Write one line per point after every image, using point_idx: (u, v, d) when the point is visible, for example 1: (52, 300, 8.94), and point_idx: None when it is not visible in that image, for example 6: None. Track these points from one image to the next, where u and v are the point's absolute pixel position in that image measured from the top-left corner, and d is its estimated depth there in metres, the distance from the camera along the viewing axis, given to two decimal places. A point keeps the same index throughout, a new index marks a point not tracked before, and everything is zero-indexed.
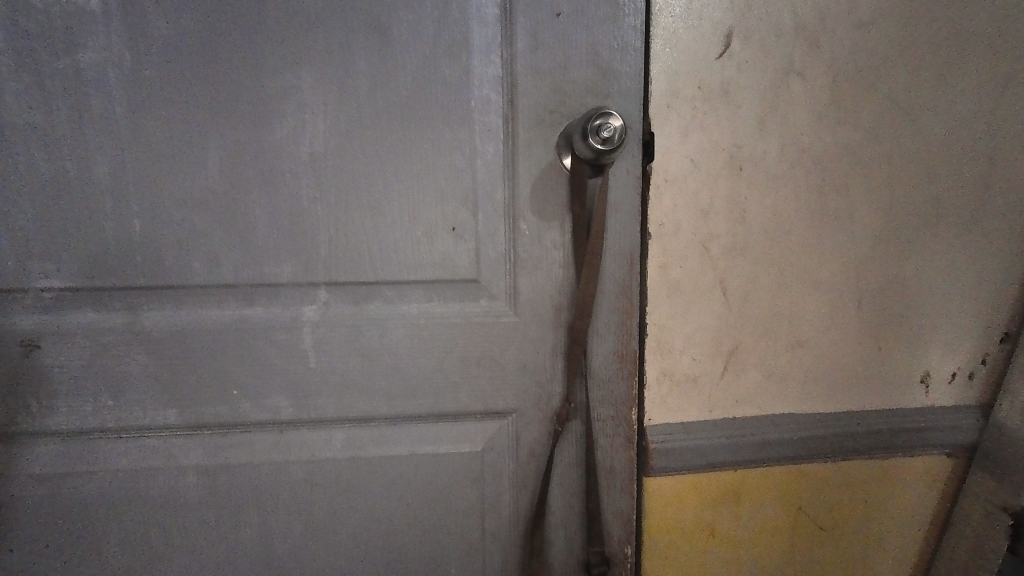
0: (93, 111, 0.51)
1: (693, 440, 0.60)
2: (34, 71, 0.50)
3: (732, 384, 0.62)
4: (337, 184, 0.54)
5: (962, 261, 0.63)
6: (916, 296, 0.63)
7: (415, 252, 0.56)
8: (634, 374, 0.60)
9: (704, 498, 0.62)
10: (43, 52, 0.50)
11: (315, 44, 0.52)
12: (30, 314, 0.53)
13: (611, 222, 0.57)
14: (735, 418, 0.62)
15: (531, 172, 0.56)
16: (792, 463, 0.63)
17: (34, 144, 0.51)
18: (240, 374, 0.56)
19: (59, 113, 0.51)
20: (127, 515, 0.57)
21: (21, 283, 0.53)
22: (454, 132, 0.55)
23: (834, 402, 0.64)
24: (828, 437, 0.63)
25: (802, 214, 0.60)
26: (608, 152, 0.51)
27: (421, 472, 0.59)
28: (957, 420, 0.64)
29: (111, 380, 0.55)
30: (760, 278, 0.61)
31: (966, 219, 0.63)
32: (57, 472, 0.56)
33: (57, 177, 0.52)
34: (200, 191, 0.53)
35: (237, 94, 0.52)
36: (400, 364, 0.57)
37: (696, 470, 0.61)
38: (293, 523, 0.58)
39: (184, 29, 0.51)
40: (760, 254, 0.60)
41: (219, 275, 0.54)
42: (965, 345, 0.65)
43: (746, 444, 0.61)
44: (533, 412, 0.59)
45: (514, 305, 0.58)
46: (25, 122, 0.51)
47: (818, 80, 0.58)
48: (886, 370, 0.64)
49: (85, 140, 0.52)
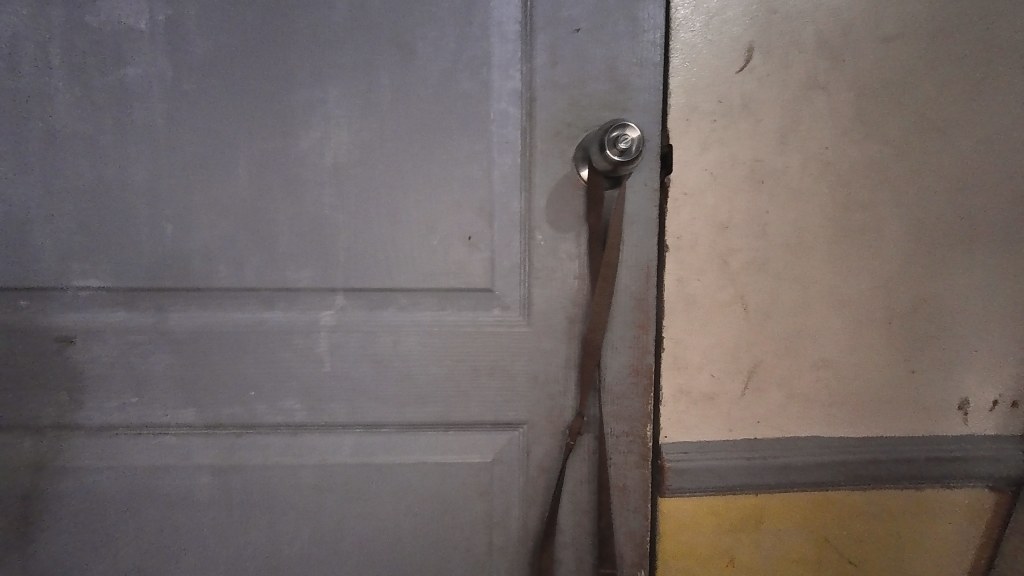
0: (135, 122, 0.55)
1: (710, 461, 0.58)
2: (84, 85, 0.54)
3: (752, 404, 0.59)
4: (357, 193, 0.56)
5: (1001, 281, 0.60)
6: (951, 317, 0.60)
7: (431, 260, 0.57)
8: (649, 390, 0.58)
9: (721, 523, 0.59)
10: (94, 68, 0.54)
11: (342, 60, 0.55)
12: (68, 311, 0.56)
13: (627, 234, 0.56)
14: (756, 439, 0.60)
15: (547, 183, 0.56)
16: (817, 491, 0.60)
17: (80, 152, 0.55)
18: (257, 376, 0.57)
19: (105, 124, 0.54)
20: (143, 512, 0.58)
21: (60, 282, 0.56)
22: (472, 144, 0.56)
23: (863, 427, 0.61)
24: (855, 464, 0.60)
25: (826, 229, 0.58)
26: (625, 163, 0.51)
27: (429, 481, 0.58)
28: (1000, 450, 0.60)
29: (136, 377, 0.57)
30: (782, 294, 0.59)
31: (1005, 237, 0.60)
32: (82, 465, 0.57)
33: (99, 183, 0.55)
34: (229, 198, 0.56)
35: (267, 107, 0.55)
36: (413, 371, 0.57)
37: (713, 492, 0.58)
38: (300, 528, 0.58)
39: (222, 47, 0.54)
40: (782, 270, 0.58)
41: (242, 279, 0.56)
42: (1007, 371, 0.61)
43: (767, 468, 0.59)
44: (544, 424, 0.58)
45: (527, 316, 0.58)
46: (73, 132, 0.54)
47: (842, 94, 0.57)
48: (919, 395, 0.61)
49: (126, 149, 0.55)
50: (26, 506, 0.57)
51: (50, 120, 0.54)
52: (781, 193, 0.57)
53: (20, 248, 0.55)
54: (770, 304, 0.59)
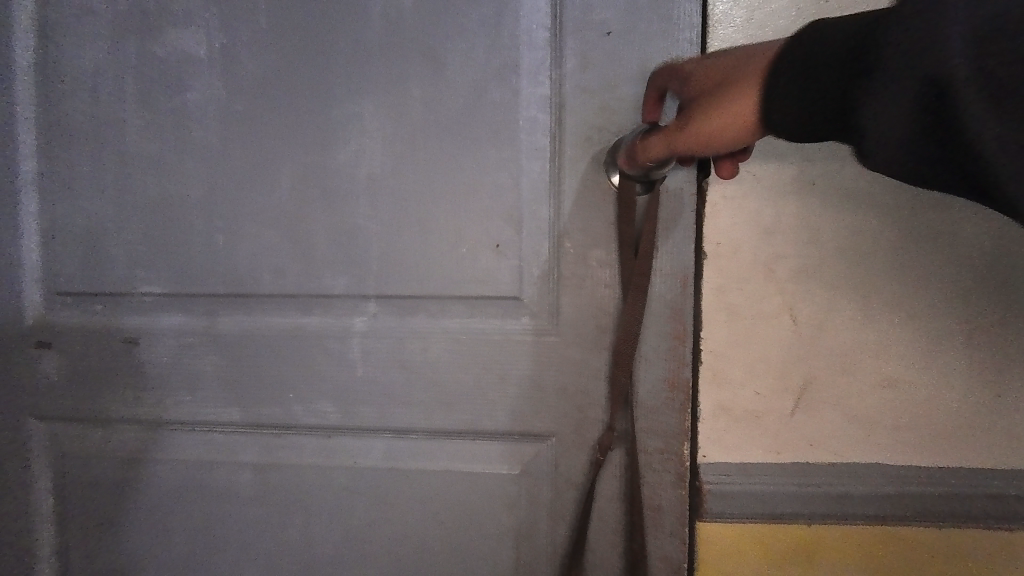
0: (193, 142, 0.59)
1: (755, 485, 0.53)
2: (152, 109, 0.60)
3: (804, 424, 0.54)
4: (390, 202, 0.57)
5: None
6: None
7: (460, 268, 0.57)
8: (687, 405, 0.55)
9: (768, 555, 0.54)
10: (161, 94, 0.59)
11: (377, 75, 0.57)
12: (134, 314, 0.62)
13: (661, 241, 0.54)
14: (807, 463, 0.55)
15: (577, 190, 0.55)
16: (882, 526, 0.53)
17: (147, 170, 0.60)
18: (295, 379, 0.60)
19: (168, 144, 0.60)
20: (194, 504, 0.62)
21: (128, 288, 0.61)
22: (501, 152, 0.56)
23: (936, 455, 0.54)
24: (927, 497, 0.53)
25: (888, 234, 0.53)
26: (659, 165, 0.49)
27: (456, 490, 0.58)
28: None
29: (189, 377, 0.61)
30: (837, 305, 0.54)
31: None
32: (143, 456, 0.62)
33: (162, 198, 0.60)
34: (272, 209, 0.59)
35: (307, 123, 0.58)
36: (441, 378, 0.58)
37: (760, 521, 0.53)
38: (332, 528, 0.60)
39: (269, 69, 0.58)
40: (837, 278, 0.53)
41: (283, 286, 0.59)
42: None
43: (821, 497, 0.53)
44: (574, 438, 0.56)
45: (556, 325, 0.56)
46: (142, 152, 0.60)
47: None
48: (1009, 422, 0.53)
49: (185, 166, 0.60)
50: (97, 491, 0.63)
51: (123, 142, 0.60)
52: (834, 195, 0.53)
53: (97, 257, 0.61)
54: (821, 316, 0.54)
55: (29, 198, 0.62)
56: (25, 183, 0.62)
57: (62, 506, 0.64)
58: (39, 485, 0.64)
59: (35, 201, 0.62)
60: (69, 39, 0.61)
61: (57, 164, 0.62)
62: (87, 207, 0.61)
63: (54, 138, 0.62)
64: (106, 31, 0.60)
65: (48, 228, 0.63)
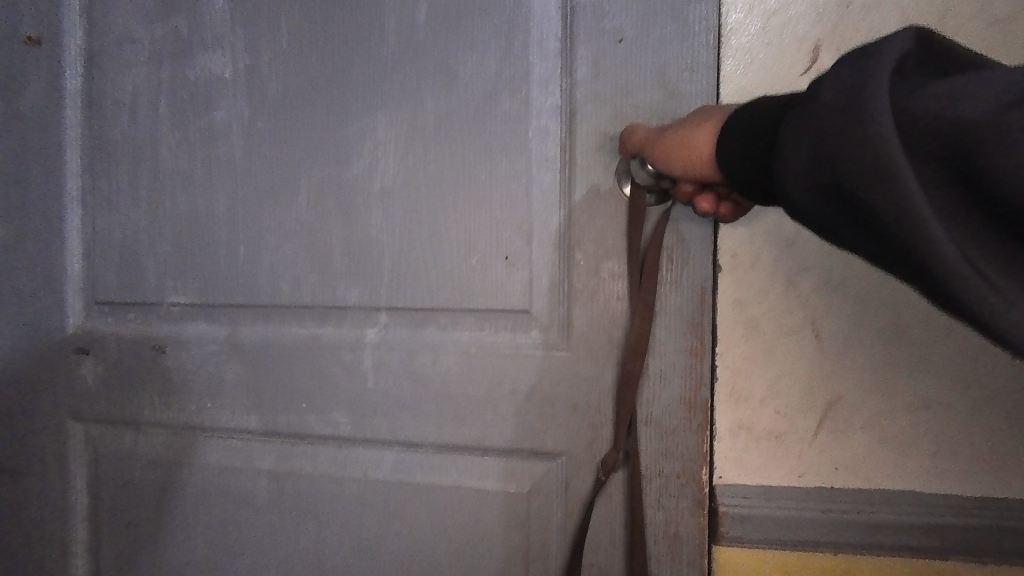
0: (219, 158, 0.62)
1: (773, 509, 0.50)
2: (183, 128, 0.63)
3: (829, 447, 0.50)
4: (401, 214, 0.58)
5: None
6: None
7: (470, 279, 0.57)
8: (705, 426, 0.51)
9: None
10: (190, 114, 0.63)
11: (391, 89, 0.58)
12: (163, 323, 0.65)
13: (676, 252, 0.51)
14: (835, 489, 0.50)
15: (588, 200, 0.53)
16: (921, 560, 0.49)
17: (177, 186, 0.63)
18: (309, 388, 0.60)
19: (196, 160, 0.63)
20: (214, 508, 0.64)
21: (158, 298, 0.64)
22: (512, 162, 0.55)
23: (990, 487, 0.48)
24: (973, 531, 0.48)
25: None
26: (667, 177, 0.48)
27: (465, 506, 0.57)
28: None
29: (211, 384, 0.63)
30: (867, 317, 0.49)
31: None
32: (168, 459, 0.65)
33: (189, 211, 0.63)
34: (290, 222, 0.60)
35: (324, 137, 0.59)
36: (450, 391, 0.57)
37: (780, 547, 0.50)
38: (343, 540, 0.60)
39: (289, 87, 0.60)
40: (866, 288, 0.49)
41: (300, 296, 0.60)
42: None
43: (848, 525, 0.49)
44: (585, 457, 0.54)
45: (568, 338, 0.55)
46: (172, 169, 0.63)
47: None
48: None
49: (211, 181, 0.62)
50: (127, 491, 0.66)
51: (157, 159, 0.64)
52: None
53: (132, 268, 0.65)
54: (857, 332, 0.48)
55: (76, 214, 0.67)
56: (73, 200, 0.67)
57: (96, 505, 0.67)
58: (76, 484, 0.68)
59: (81, 216, 0.67)
60: (113, 66, 0.65)
61: (100, 181, 0.66)
62: (124, 221, 0.65)
63: (97, 158, 0.66)
64: (145, 57, 0.64)
65: (91, 241, 0.67)
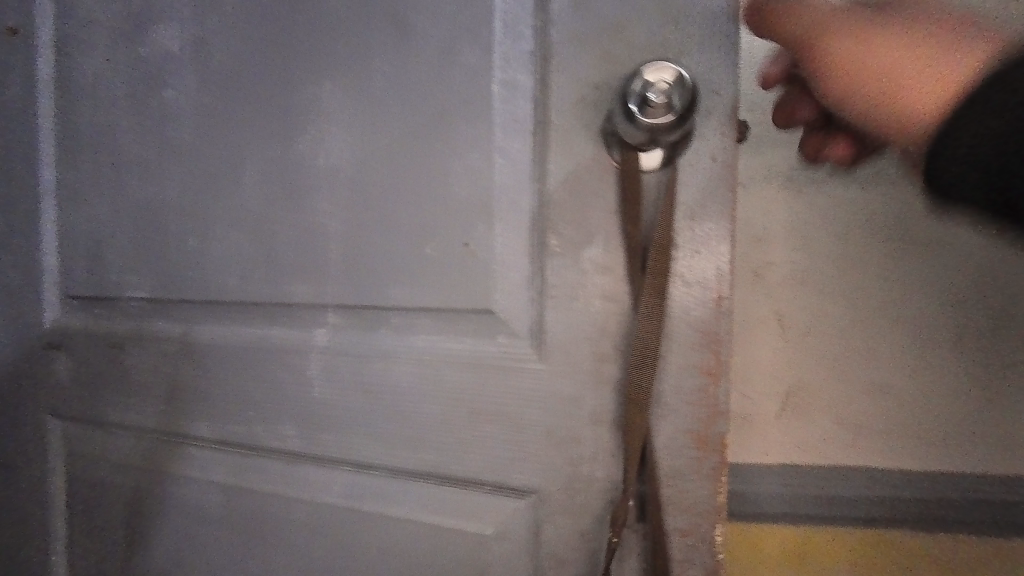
0: (170, 141, 0.57)
1: (746, 485, 0.60)
2: (137, 110, 0.58)
3: (793, 424, 0.60)
4: (348, 195, 0.49)
5: None
6: None
7: (424, 273, 0.46)
8: (721, 470, 0.38)
9: (761, 557, 0.61)
10: (144, 94, 0.58)
11: (338, 49, 0.49)
12: (124, 319, 0.61)
13: (683, 235, 0.38)
14: (799, 466, 0.60)
15: (564, 170, 0.41)
16: (869, 528, 0.59)
17: (132, 173, 0.59)
18: (258, 395, 0.54)
19: (149, 144, 0.58)
20: (171, 521, 0.59)
21: (118, 292, 0.61)
22: (473, 126, 0.44)
23: (935, 462, 0.58)
24: (910, 500, 0.58)
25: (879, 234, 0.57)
26: (682, 105, 0.36)
27: (420, 543, 0.48)
28: None
29: (167, 386, 0.59)
30: (828, 312, 0.58)
31: None
32: (130, 463, 0.62)
33: (144, 200, 0.58)
34: (236, 208, 0.54)
35: (268, 111, 0.52)
36: (404, 407, 0.48)
37: (753, 521, 0.60)
38: (291, 568, 0.53)
39: (234, 55, 0.53)
40: (828, 290, 0.58)
41: (247, 292, 0.54)
42: None
43: (807, 499, 0.59)
44: (560, 499, 0.42)
45: (540, 347, 0.43)
46: (128, 155, 0.59)
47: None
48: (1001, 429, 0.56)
49: (162, 167, 0.57)
50: (96, 492, 0.64)
51: (114, 146, 0.60)
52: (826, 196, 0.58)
53: (94, 263, 0.62)
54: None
55: (50, 207, 0.65)
56: (46, 193, 0.65)
57: (73, 506, 0.66)
58: (54, 482, 0.67)
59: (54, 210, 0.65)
60: (77, 51, 0.62)
61: (69, 173, 0.64)
62: (88, 213, 0.62)
63: (67, 149, 0.64)
64: (104, 38, 0.60)
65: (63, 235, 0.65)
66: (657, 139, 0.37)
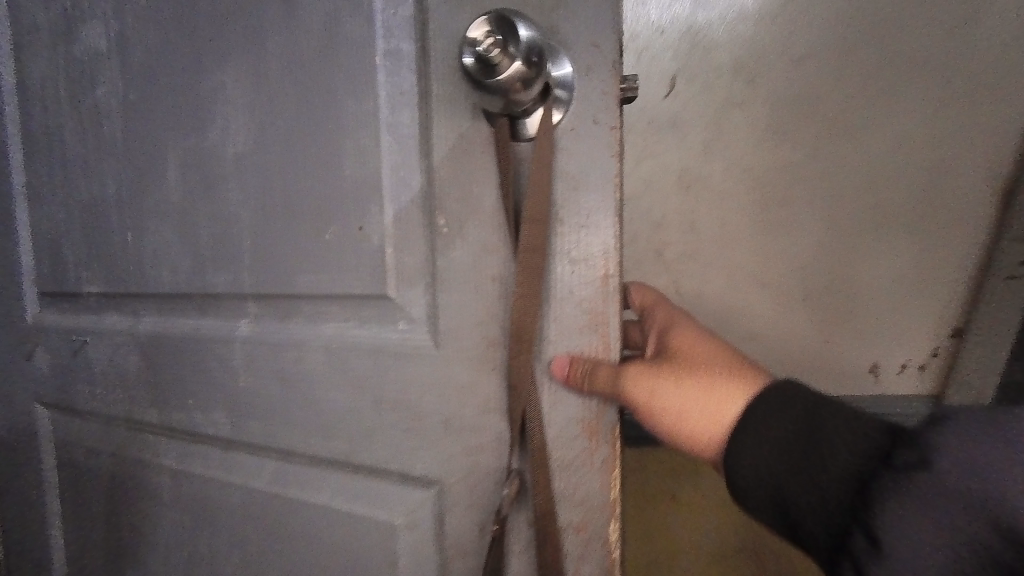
0: (105, 139, 0.58)
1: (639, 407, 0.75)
2: (78, 110, 0.60)
3: None
4: (256, 183, 0.48)
5: (914, 266, 0.70)
6: (863, 289, 0.71)
7: (326, 259, 0.45)
8: (613, 463, 0.36)
9: (660, 466, 0.77)
10: (81, 94, 0.59)
11: (235, 31, 0.47)
12: (86, 313, 0.64)
13: (566, 209, 0.35)
14: None
15: (448, 144, 0.38)
16: None
17: (79, 172, 0.61)
18: (195, 385, 0.55)
19: (89, 143, 0.59)
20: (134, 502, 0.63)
21: (77, 288, 0.63)
22: (361, 103, 0.42)
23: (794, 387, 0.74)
24: None
25: (754, 221, 0.72)
26: (522, 56, 0.32)
27: (337, 531, 0.48)
28: (911, 406, 0.70)
29: (122, 376, 0.61)
30: (712, 278, 0.74)
31: (910, 224, 0.69)
32: (100, 448, 0.65)
33: (90, 198, 0.60)
34: (164, 202, 0.54)
35: (183, 102, 0.52)
36: (316, 395, 0.47)
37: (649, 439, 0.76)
38: (231, 549, 0.55)
39: (150, 47, 0.53)
40: (712, 257, 0.74)
41: (178, 284, 0.55)
42: (914, 340, 0.71)
43: None
44: (460, 491, 0.41)
45: (435, 334, 0.41)
46: (74, 155, 0.61)
47: (758, 124, 0.71)
48: (836, 361, 0.73)
49: (101, 165, 0.59)
50: (75, 475, 0.69)
51: (64, 147, 0.62)
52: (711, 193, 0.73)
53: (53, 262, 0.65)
54: (704, 385, 0.37)
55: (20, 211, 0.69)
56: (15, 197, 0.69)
57: (61, 488, 0.71)
58: (46, 465, 0.72)
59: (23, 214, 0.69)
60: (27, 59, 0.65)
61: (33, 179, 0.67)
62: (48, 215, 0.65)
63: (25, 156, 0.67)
64: (47, 41, 0.62)
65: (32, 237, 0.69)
66: (510, 98, 0.33)
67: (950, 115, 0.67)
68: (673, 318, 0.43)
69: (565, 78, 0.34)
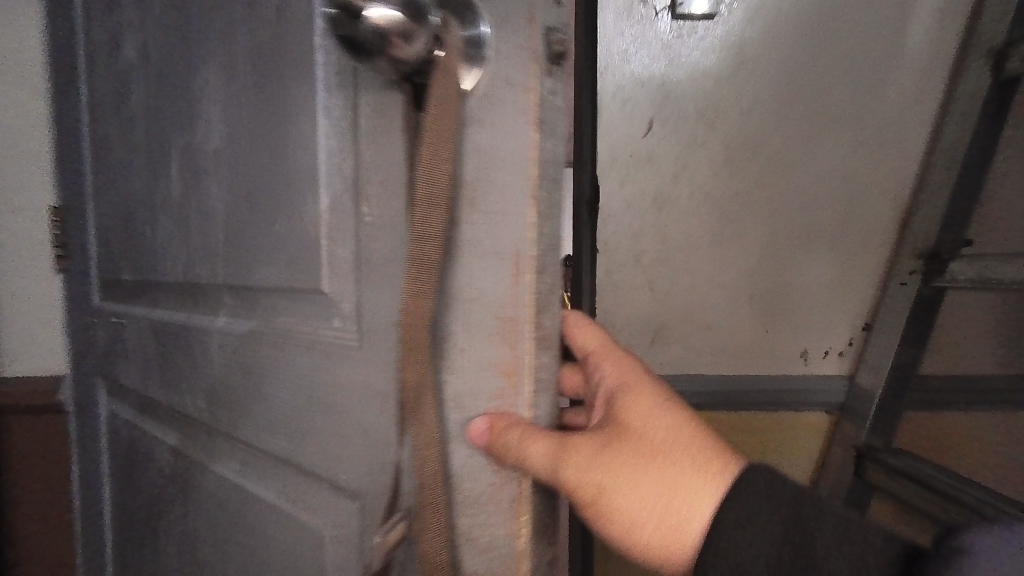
0: (134, 142, 0.64)
1: None
2: (119, 117, 0.67)
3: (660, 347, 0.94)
4: (226, 177, 0.49)
5: (834, 273, 0.91)
6: (797, 291, 0.91)
7: (274, 251, 0.44)
8: (523, 503, 0.30)
9: None
10: (121, 102, 0.66)
11: (214, 30, 0.49)
12: (124, 298, 0.72)
13: (473, 193, 0.29)
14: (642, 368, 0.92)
15: (370, 127, 0.35)
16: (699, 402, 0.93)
17: (120, 172, 0.69)
18: (187, 369, 0.59)
19: (125, 146, 0.66)
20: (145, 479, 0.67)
21: (117, 276, 0.71)
22: (301, 89, 0.40)
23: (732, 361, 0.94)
24: None
25: (704, 237, 0.90)
26: (401, 3, 0.26)
27: (277, 531, 0.46)
28: (830, 381, 0.93)
29: (144, 356, 0.68)
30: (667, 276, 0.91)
31: (836, 242, 0.90)
32: (129, 420, 0.73)
33: (125, 195, 0.68)
34: (169, 197, 0.59)
35: (181, 103, 0.55)
36: (266, 389, 0.47)
37: None
38: (205, 531, 0.56)
39: (160, 54, 0.57)
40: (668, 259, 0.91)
41: (176, 273, 0.58)
42: (836, 329, 0.93)
43: None
44: (375, 510, 0.36)
45: (357, 334, 0.37)
46: (118, 158, 0.69)
47: (716, 160, 0.88)
48: (774, 345, 0.93)
49: (133, 164, 0.65)
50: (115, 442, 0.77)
51: (111, 150, 0.70)
52: (676, 212, 0.90)
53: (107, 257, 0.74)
54: (676, 474, 0.36)
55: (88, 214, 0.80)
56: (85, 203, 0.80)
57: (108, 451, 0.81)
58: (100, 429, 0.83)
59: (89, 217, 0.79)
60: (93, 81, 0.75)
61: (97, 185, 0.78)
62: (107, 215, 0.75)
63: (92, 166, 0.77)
64: (103, 58, 0.70)
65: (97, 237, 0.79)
66: (384, 48, 0.26)
67: (867, 155, 0.87)
68: (624, 377, 0.42)
69: (480, 38, 0.28)
